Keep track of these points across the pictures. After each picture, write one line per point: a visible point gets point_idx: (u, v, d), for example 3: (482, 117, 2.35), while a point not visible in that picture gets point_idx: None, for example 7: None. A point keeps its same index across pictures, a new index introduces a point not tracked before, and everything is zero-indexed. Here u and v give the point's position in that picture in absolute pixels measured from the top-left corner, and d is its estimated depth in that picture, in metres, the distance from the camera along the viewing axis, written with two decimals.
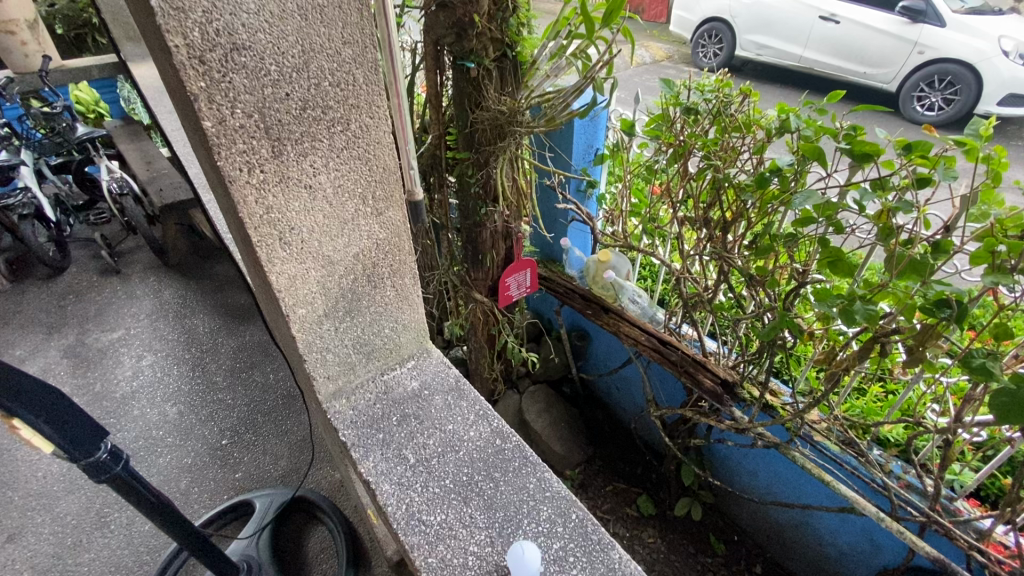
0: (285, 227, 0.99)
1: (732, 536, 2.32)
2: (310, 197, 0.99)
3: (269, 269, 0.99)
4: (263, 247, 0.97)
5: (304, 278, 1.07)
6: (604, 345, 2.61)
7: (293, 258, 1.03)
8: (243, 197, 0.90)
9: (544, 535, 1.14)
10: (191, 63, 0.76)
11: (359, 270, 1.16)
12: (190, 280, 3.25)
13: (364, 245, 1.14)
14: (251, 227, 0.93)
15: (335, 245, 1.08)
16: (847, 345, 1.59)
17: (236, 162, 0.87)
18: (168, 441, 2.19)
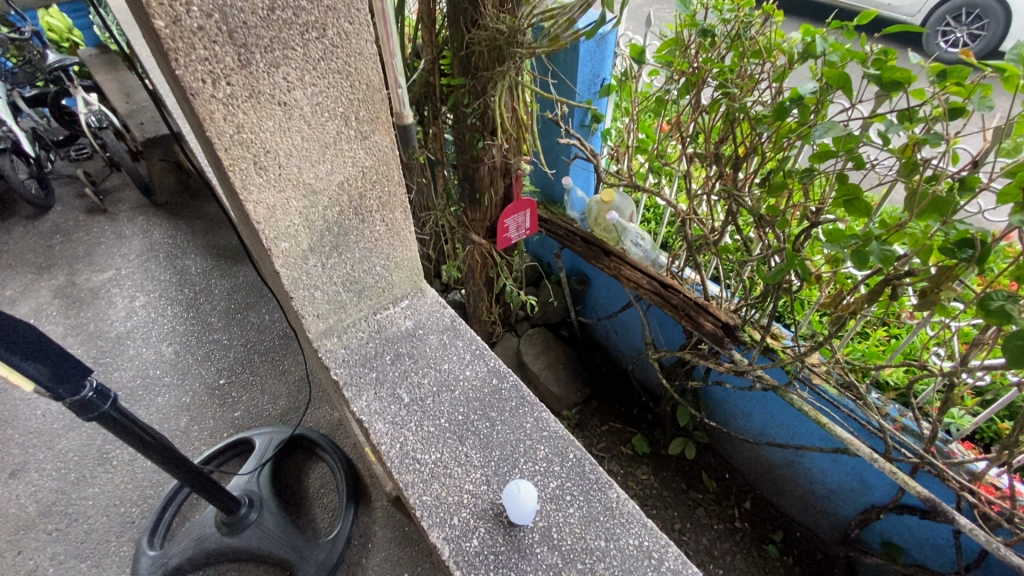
0: (260, 150, 0.91)
1: (723, 474, 2.38)
2: (285, 116, 0.91)
3: (245, 197, 0.93)
4: (237, 171, 0.90)
5: (285, 208, 1.00)
6: (604, 289, 2.57)
7: (271, 185, 0.96)
8: (209, 114, 0.82)
9: (541, 474, 1.14)
10: None
11: (345, 202, 1.09)
12: (180, 220, 3.15)
13: (349, 173, 1.06)
14: (221, 149, 0.86)
15: (317, 172, 1.01)
16: (856, 289, 1.55)
17: (198, 72, 0.79)
18: (166, 380, 2.20)
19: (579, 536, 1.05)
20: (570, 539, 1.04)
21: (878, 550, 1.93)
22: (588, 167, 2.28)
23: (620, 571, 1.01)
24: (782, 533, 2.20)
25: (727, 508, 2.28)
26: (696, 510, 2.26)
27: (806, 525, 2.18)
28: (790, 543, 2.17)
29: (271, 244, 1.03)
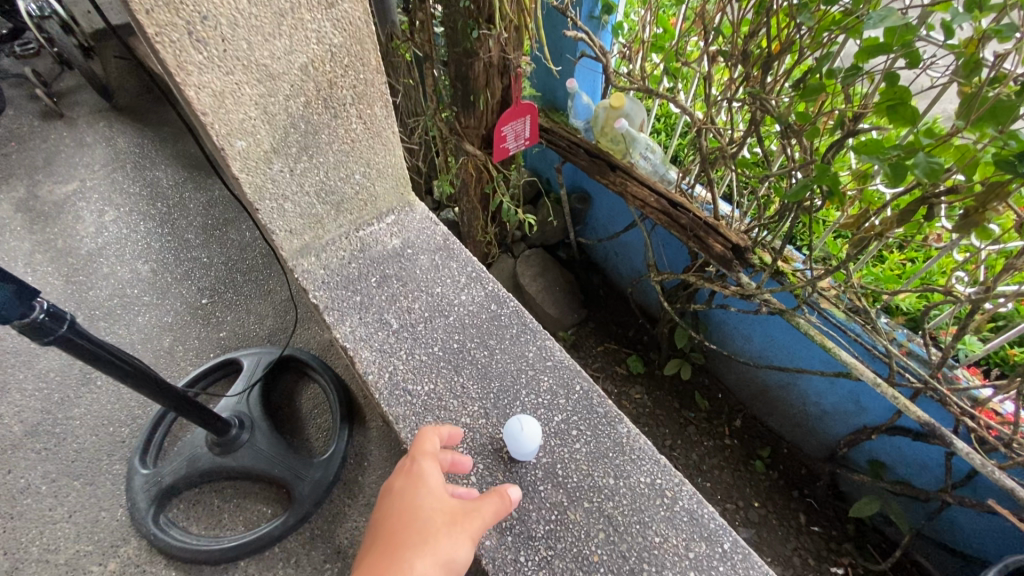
0: (194, 17, 0.86)
1: (716, 393, 2.40)
2: None
3: (184, 81, 0.91)
4: (169, 44, 0.86)
5: (235, 95, 0.98)
6: (607, 207, 2.42)
7: (213, 65, 0.92)
8: None
9: (545, 407, 1.17)
10: None
11: (311, 90, 1.06)
12: (146, 126, 2.88)
13: (314, 53, 1.01)
14: (144, 14, 0.80)
15: (273, 52, 0.96)
16: (883, 209, 1.42)
17: None
18: (145, 299, 2.09)
19: (586, 474, 1.09)
20: (576, 476, 1.09)
21: (864, 467, 1.98)
22: (596, 68, 2.03)
23: (629, 508, 1.05)
24: (770, 450, 2.24)
25: (718, 427, 2.31)
26: (687, 428, 2.30)
27: (794, 442, 2.23)
28: (777, 459, 2.23)
29: (225, 142, 1.01)
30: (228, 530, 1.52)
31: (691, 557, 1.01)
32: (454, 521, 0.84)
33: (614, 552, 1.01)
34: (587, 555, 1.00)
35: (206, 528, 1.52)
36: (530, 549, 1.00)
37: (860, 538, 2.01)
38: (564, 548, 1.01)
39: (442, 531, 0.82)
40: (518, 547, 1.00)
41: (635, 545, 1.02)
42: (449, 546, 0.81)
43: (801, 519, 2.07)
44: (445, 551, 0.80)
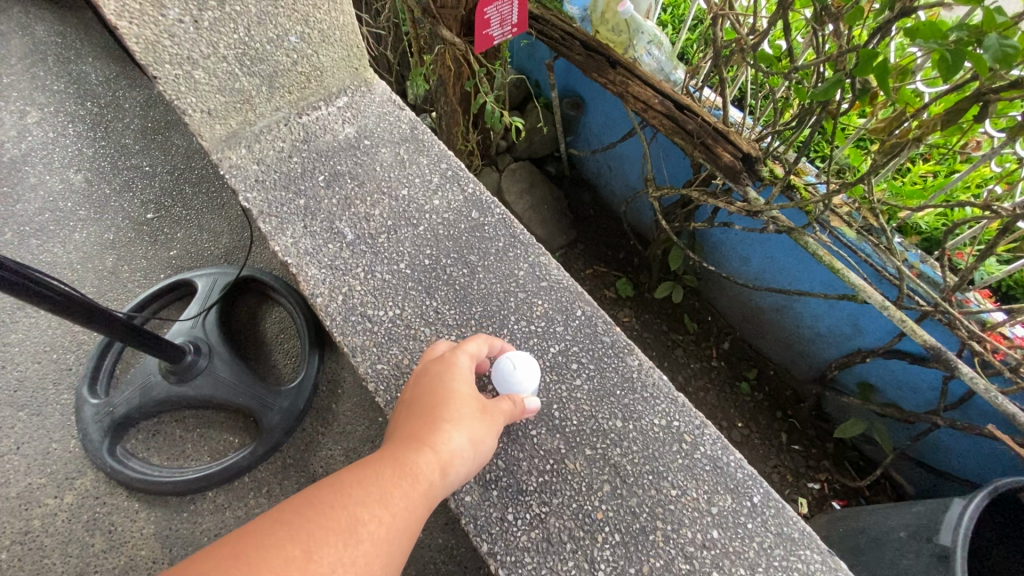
0: None
1: (706, 316, 2.32)
2: None
3: None
4: None
5: None
6: (603, 113, 2.18)
7: None
8: None
9: (539, 336, 1.13)
10: None
11: None
12: (66, 11, 2.44)
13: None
14: None
15: None
16: (923, 110, 1.23)
17: None
18: (81, 213, 1.85)
19: (589, 415, 1.06)
20: (576, 419, 1.06)
21: (852, 390, 1.96)
22: None
23: (640, 457, 1.03)
24: (756, 371, 2.21)
25: (705, 349, 2.26)
26: (675, 350, 2.24)
27: (781, 364, 2.20)
28: (763, 380, 2.20)
29: None
30: (193, 461, 1.43)
31: (713, 512, 1.00)
32: (484, 413, 0.86)
33: (621, 506, 0.99)
34: (590, 512, 0.98)
35: (169, 459, 1.42)
36: (521, 505, 0.98)
37: (839, 455, 2.04)
38: (561, 504, 0.99)
39: (476, 417, 0.84)
40: (506, 503, 0.98)
41: (647, 499, 1.00)
42: (482, 432, 0.83)
43: (782, 438, 2.08)
44: (476, 435, 0.82)
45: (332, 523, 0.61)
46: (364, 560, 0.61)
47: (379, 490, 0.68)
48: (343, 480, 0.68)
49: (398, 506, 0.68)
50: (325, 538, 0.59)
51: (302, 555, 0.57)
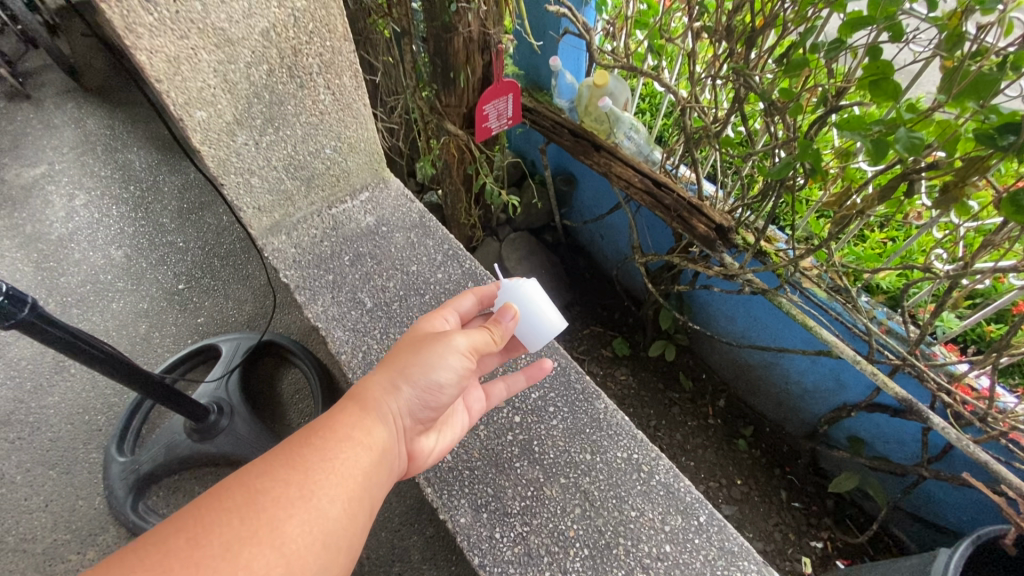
0: None
1: (700, 374, 2.42)
2: None
3: (136, 46, 0.94)
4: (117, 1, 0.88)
5: (192, 59, 1.03)
6: (592, 189, 2.40)
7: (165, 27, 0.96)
8: None
9: (522, 383, 1.29)
10: None
11: (273, 57, 1.13)
12: (116, 107, 2.77)
13: (275, 17, 1.08)
14: None
15: (232, 17, 1.03)
16: (865, 186, 1.42)
17: None
18: (120, 285, 2.04)
19: (563, 450, 1.19)
20: (553, 453, 1.19)
21: (843, 444, 2.02)
22: (579, 45, 1.98)
23: (604, 484, 1.15)
24: (753, 429, 2.27)
25: (702, 407, 2.33)
26: (672, 409, 2.31)
27: (776, 421, 2.26)
28: (759, 438, 2.26)
29: (184, 113, 1.08)
30: None
31: (666, 530, 1.10)
32: (418, 347, 0.90)
33: (589, 526, 1.10)
34: (563, 530, 1.10)
35: None
36: (506, 524, 1.10)
37: (840, 513, 2.05)
38: (539, 523, 1.10)
39: (414, 353, 0.89)
40: (494, 522, 1.10)
41: (611, 519, 1.11)
42: (420, 364, 0.87)
43: (782, 496, 2.10)
44: (410, 369, 0.86)
45: (230, 503, 0.64)
46: (269, 527, 0.63)
47: (294, 453, 0.73)
48: (254, 462, 0.72)
49: (313, 463, 0.72)
50: (222, 517, 0.62)
51: (191, 540, 0.59)
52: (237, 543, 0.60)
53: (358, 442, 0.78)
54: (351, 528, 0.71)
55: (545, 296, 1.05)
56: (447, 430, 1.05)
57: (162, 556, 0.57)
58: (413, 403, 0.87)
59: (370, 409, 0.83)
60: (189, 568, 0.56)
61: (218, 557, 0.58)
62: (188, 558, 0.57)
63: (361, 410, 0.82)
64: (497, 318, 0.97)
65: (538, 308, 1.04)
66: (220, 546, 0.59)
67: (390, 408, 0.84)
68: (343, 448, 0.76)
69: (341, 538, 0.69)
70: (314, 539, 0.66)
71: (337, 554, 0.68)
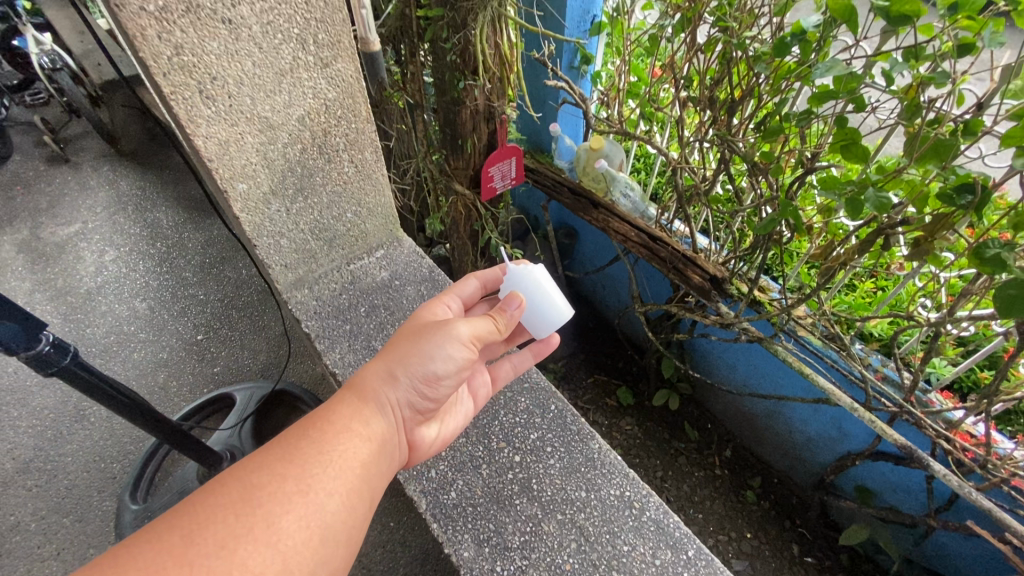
0: (204, 74, 1.00)
1: (705, 424, 2.43)
2: (231, 35, 0.99)
3: (193, 130, 1.04)
4: (180, 97, 0.99)
5: (239, 143, 1.13)
6: (593, 242, 2.52)
7: (221, 119, 1.07)
8: (141, 30, 0.89)
9: (522, 425, 1.34)
10: None
11: (307, 138, 1.24)
12: (148, 171, 2.97)
13: (310, 106, 1.20)
14: (160, 73, 0.94)
15: (274, 106, 1.14)
16: (847, 239, 1.51)
17: None
18: (142, 336, 2.14)
19: (559, 487, 1.23)
20: (550, 490, 1.22)
21: (851, 494, 2.00)
22: (578, 113, 2.21)
23: (599, 520, 1.18)
24: (760, 480, 2.26)
25: (708, 457, 2.32)
26: (678, 459, 2.31)
27: (784, 471, 2.25)
28: (767, 488, 2.24)
29: (228, 186, 1.17)
30: None
31: (657, 565, 1.13)
32: (416, 339, 0.95)
33: (585, 560, 1.13)
34: (560, 564, 1.12)
35: None
36: (506, 560, 1.13)
37: (854, 568, 2.00)
38: (538, 558, 1.13)
39: (412, 345, 0.94)
40: (495, 557, 1.13)
41: (605, 553, 1.14)
42: (418, 356, 0.93)
43: (794, 550, 2.06)
44: (408, 360, 0.92)
45: (224, 501, 0.69)
46: (263, 523, 0.68)
47: (292, 446, 0.78)
48: (252, 455, 0.77)
49: (310, 456, 0.78)
50: (216, 515, 0.67)
51: (185, 537, 0.64)
52: (233, 540, 0.66)
53: (356, 432, 0.84)
54: (348, 520, 0.76)
55: (551, 283, 1.13)
56: (448, 418, 1.14)
57: (159, 553, 0.62)
58: (410, 392, 0.93)
59: (368, 400, 0.89)
60: (184, 566, 0.62)
61: (214, 554, 0.64)
62: (183, 556, 0.62)
63: (359, 402, 0.89)
64: (503, 307, 1.04)
65: (549, 296, 1.12)
66: (215, 544, 0.65)
67: (388, 399, 0.91)
68: (339, 441, 0.82)
69: (339, 531, 0.75)
70: (310, 533, 0.71)
71: (336, 545, 0.74)
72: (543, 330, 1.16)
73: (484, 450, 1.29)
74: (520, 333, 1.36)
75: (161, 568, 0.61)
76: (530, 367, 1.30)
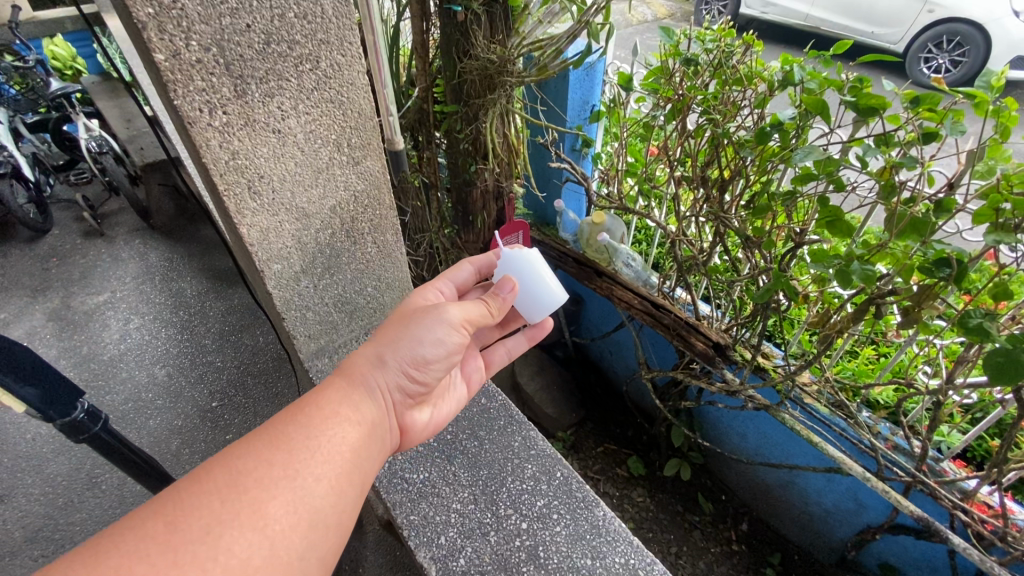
0: (253, 174, 1.13)
1: (719, 495, 2.36)
2: (279, 141, 1.14)
3: (240, 219, 1.15)
4: (232, 194, 1.11)
5: (278, 230, 1.24)
6: (599, 310, 2.59)
7: (264, 210, 1.19)
8: (206, 140, 1.01)
9: (529, 492, 1.35)
10: (172, 66, 0.91)
11: (336, 224, 1.36)
12: (177, 243, 3.15)
13: (341, 197, 1.33)
14: (218, 173, 1.06)
15: (310, 197, 1.26)
16: (842, 307, 1.57)
17: (196, 102, 0.97)
18: (158, 403, 2.19)
19: (566, 555, 1.22)
20: (557, 558, 1.22)
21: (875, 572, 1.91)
22: (580, 190, 2.35)
23: None
24: (779, 556, 2.17)
25: (724, 531, 2.25)
26: (692, 533, 2.23)
27: (805, 547, 2.16)
28: (788, 566, 2.14)
29: (265, 266, 1.27)
30: None
31: None
32: (405, 325, 1.02)
33: None
34: None
35: None
36: None
37: None
38: None
39: (401, 332, 1.01)
40: None
41: None
42: (407, 341, 1.00)
43: None
44: (398, 344, 0.99)
45: (209, 487, 0.71)
46: (250, 509, 0.71)
47: (280, 429, 0.81)
48: (238, 442, 0.80)
49: (298, 438, 0.81)
50: (201, 502, 0.69)
51: (169, 524, 0.66)
52: (217, 526, 0.68)
53: (346, 416, 0.88)
54: (337, 506, 0.79)
55: (548, 268, 1.21)
56: (440, 406, 1.19)
57: (142, 539, 0.64)
58: (401, 376, 0.99)
59: (359, 383, 0.94)
60: (168, 553, 0.64)
61: (197, 541, 0.66)
62: (167, 542, 0.65)
63: (349, 386, 0.93)
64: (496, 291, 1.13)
65: (542, 278, 1.19)
66: (200, 530, 0.67)
67: (377, 382, 0.96)
68: (328, 424, 0.85)
69: (329, 515, 0.78)
70: (299, 518, 0.74)
71: (326, 528, 0.77)
72: (537, 315, 1.24)
73: (492, 516, 1.29)
74: (514, 318, 1.43)
75: (145, 554, 0.63)
76: (524, 352, 1.38)
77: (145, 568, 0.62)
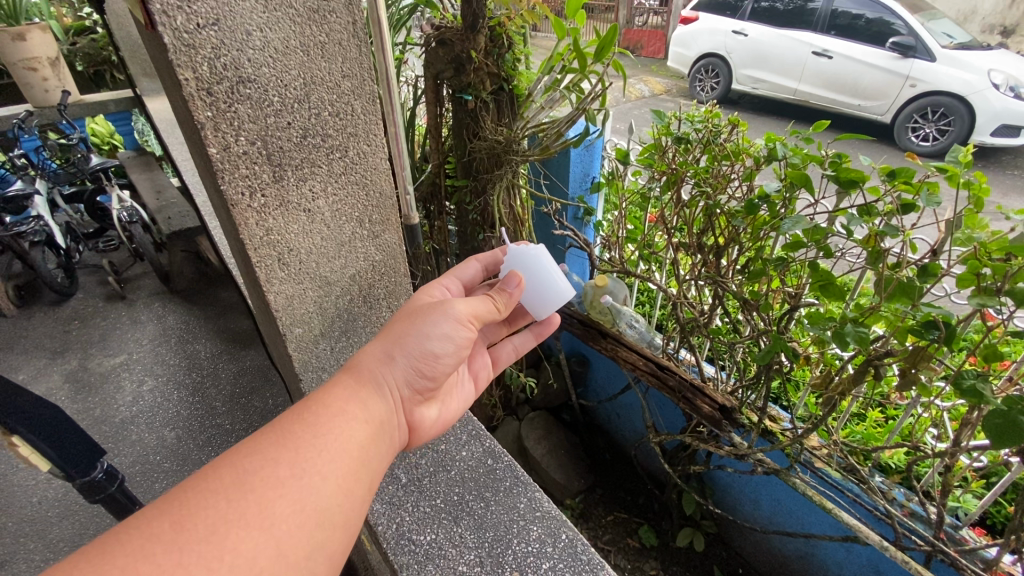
0: (283, 249, 1.22)
1: (736, 568, 2.25)
2: (308, 219, 1.25)
3: (269, 287, 1.22)
4: (264, 266, 1.19)
5: (301, 297, 1.31)
6: (604, 370, 2.62)
7: (290, 279, 1.26)
8: (245, 219, 1.11)
9: (535, 555, 1.32)
10: (223, 159, 1.02)
11: (355, 290, 1.45)
12: (194, 306, 3.26)
13: (360, 266, 1.44)
14: (252, 247, 1.15)
15: (332, 267, 1.36)
16: (842, 369, 1.58)
17: (239, 187, 1.07)
18: (165, 466, 2.20)
19: None
20: None
21: None
22: (582, 254, 2.45)
23: None
24: None
25: None
26: None
27: None
28: None
29: (286, 330, 1.32)
30: None
31: None
32: (410, 322, 1.04)
33: None
34: None
35: None
36: None
37: None
38: None
39: (407, 327, 1.04)
40: None
41: None
42: (413, 337, 1.02)
43: None
44: (406, 340, 1.02)
45: (216, 487, 0.72)
46: (256, 508, 0.72)
47: (289, 423, 0.83)
48: (245, 441, 0.81)
49: (307, 434, 0.82)
50: (209, 500, 0.70)
51: (175, 524, 0.67)
52: (224, 525, 0.69)
53: (355, 412, 0.90)
54: (343, 503, 0.81)
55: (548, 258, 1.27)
56: (447, 405, 1.22)
57: (148, 539, 0.65)
58: (409, 371, 1.02)
59: (366, 379, 0.96)
60: (174, 552, 0.65)
61: (204, 540, 0.67)
62: (175, 542, 0.65)
63: (358, 384, 0.95)
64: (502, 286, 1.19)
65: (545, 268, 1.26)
66: (206, 530, 0.68)
67: (385, 378, 0.98)
68: (335, 421, 0.86)
69: (335, 513, 0.79)
70: (306, 516, 0.75)
71: (333, 527, 0.78)
72: (547, 305, 1.29)
73: None
74: (520, 316, 1.48)
75: (151, 553, 0.64)
76: (531, 349, 1.43)
77: (152, 566, 0.63)
